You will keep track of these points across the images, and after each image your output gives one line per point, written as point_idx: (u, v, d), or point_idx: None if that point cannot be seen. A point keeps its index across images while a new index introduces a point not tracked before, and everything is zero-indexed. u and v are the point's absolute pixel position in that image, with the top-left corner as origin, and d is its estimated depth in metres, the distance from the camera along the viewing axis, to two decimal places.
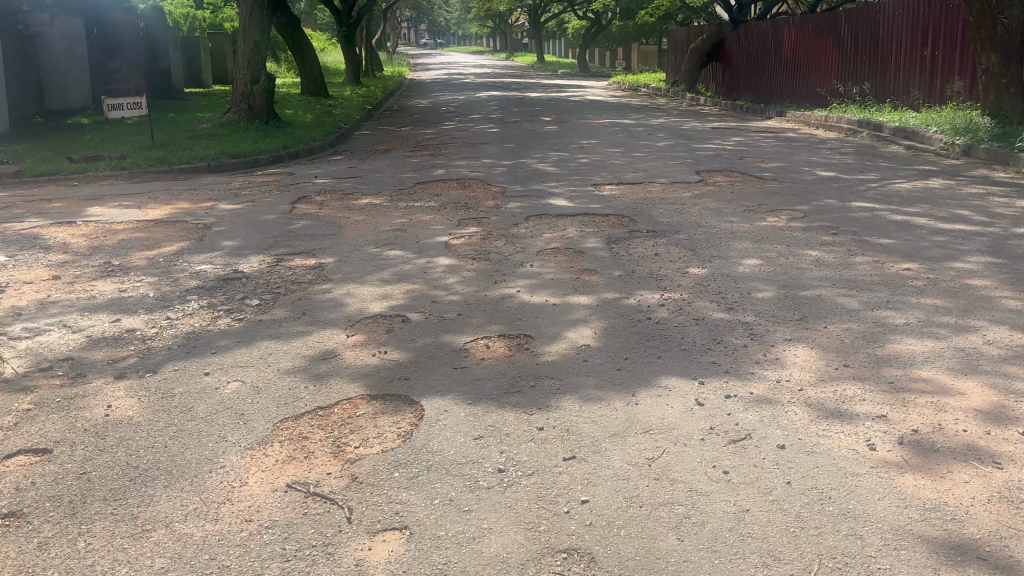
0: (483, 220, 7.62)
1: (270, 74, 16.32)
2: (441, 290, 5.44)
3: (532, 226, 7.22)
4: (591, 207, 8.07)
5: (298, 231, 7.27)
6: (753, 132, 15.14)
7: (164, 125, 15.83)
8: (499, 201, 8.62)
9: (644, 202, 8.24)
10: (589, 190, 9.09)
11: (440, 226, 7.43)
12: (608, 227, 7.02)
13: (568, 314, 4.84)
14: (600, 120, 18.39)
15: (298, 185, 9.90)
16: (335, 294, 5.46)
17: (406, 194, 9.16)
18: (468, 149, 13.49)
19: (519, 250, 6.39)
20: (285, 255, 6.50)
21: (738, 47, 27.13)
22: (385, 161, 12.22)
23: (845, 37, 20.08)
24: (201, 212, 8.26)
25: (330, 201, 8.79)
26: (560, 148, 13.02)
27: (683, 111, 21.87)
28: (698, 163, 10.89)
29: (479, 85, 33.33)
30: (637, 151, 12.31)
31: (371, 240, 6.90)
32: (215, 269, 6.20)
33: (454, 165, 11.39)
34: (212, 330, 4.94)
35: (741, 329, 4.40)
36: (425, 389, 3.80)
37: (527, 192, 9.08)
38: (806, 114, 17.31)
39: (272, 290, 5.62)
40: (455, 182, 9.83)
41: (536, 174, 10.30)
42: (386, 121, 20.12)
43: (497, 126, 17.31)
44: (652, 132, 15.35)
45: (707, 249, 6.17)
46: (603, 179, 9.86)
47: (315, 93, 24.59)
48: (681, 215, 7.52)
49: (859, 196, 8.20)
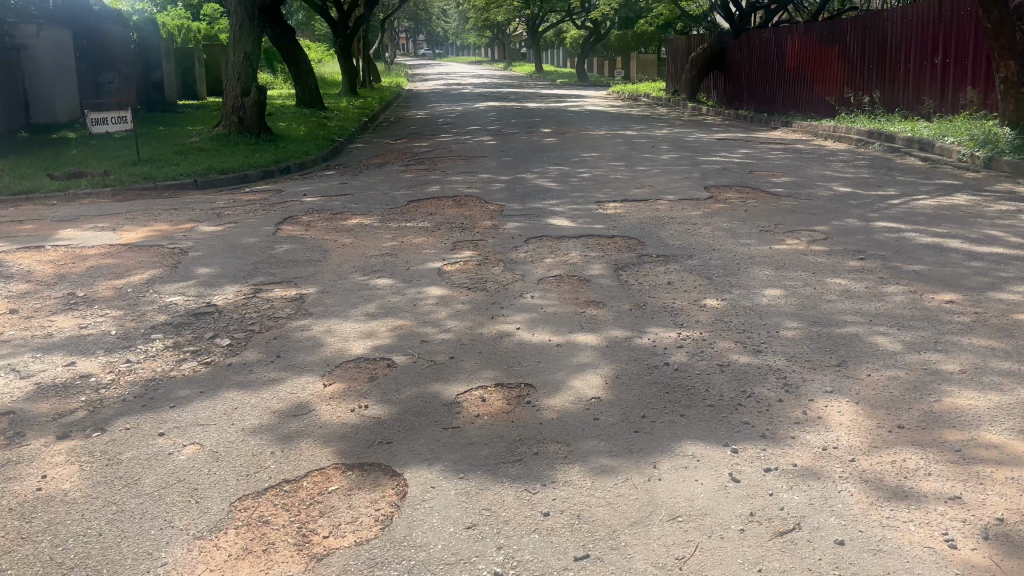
0: (480, 242, 7.09)
1: (261, 87, 15.85)
2: (433, 326, 4.89)
3: (532, 250, 6.69)
4: (595, 227, 7.54)
5: (281, 257, 6.74)
6: (759, 144, 14.63)
7: (151, 139, 15.31)
8: (496, 221, 8.11)
9: (652, 222, 7.72)
10: (592, 208, 8.57)
11: (433, 249, 6.90)
12: (615, 251, 6.49)
13: (573, 355, 4.30)
14: (601, 131, 17.89)
15: (286, 203, 9.37)
16: (314, 332, 4.91)
17: (399, 213, 8.63)
18: (465, 163, 12.99)
19: (518, 278, 5.85)
20: (264, 284, 5.95)
21: (739, 56, 26.67)
22: (378, 177, 11.71)
23: (852, 45, 19.61)
24: (178, 234, 7.72)
25: (317, 222, 8.26)
26: (560, 162, 12.52)
27: (686, 121, 21.40)
28: (705, 178, 10.38)
29: (478, 95, 32.88)
30: (640, 165, 11.80)
31: (357, 267, 6.36)
32: (186, 302, 5.64)
33: (449, 180, 10.87)
34: (174, 377, 4.38)
35: (773, 378, 3.86)
36: (410, 457, 3.26)
37: (527, 210, 8.55)
38: (814, 126, 16.81)
39: (245, 327, 5.07)
40: (451, 200, 9.31)
41: (536, 191, 9.79)
42: (382, 133, 19.64)
43: (496, 138, 16.81)
44: (656, 144, 14.84)
45: (724, 277, 5.63)
46: (606, 195, 9.35)
47: (309, 105, 24.10)
48: (692, 236, 6.99)
49: (881, 214, 7.68)
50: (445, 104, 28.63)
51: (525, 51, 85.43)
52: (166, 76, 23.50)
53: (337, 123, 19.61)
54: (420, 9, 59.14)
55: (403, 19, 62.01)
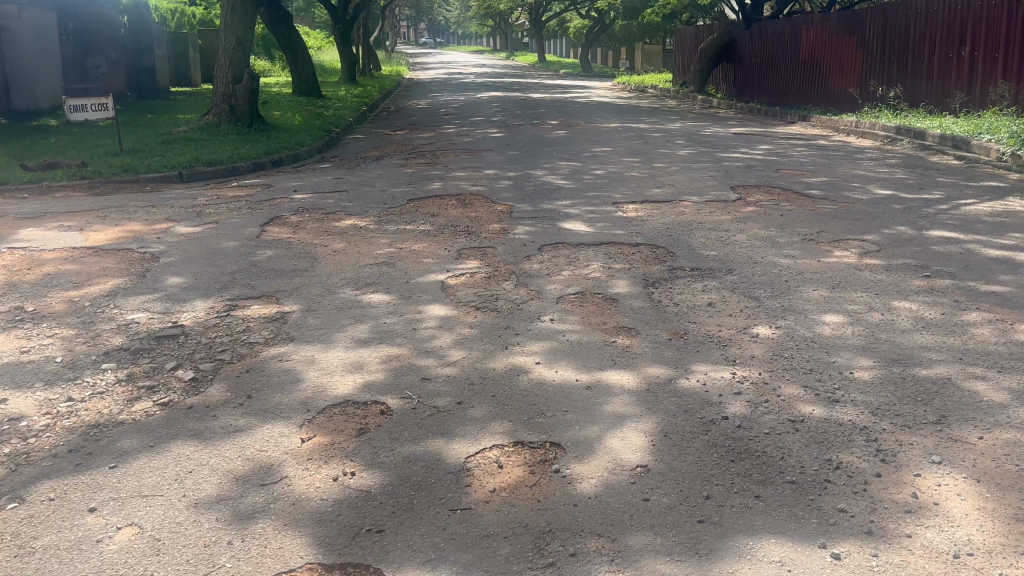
0: (488, 250, 6.31)
1: (253, 74, 15.02)
2: (435, 356, 4.11)
3: (549, 261, 5.91)
4: (616, 233, 6.76)
5: (262, 264, 5.96)
6: (779, 140, 13.86)
7: (137, 128, 14.51)
8: (505, 224, 7.34)
9: (679, 227, 6.97)
10: (610, 210, 7.80)
11: (434, 258, 6.12)
12: (642, 263, 5.72)
13: (607, 400, 3.52)
14: (611, 124, 17.11)
15: (275, 200, 8.61)
16: (292, 364, 4.12)
17: (397, 214, 7.88)
18: (469, 156, 12.21)
19: (534, 296, 5.06)
20: (240, 300, 5.18)
21: (750, 47, 25.84)
22: (376, 171, 10.95)
23: (871, 37, 18.80)
24: (151, 236, 6.96)
25: (306, 223, 7.49)
26: (570, 157, 11.75)
27: (697, 114, 20.61)
28: (729, 177, 9.61)
29: (479, 85, 31.99)
30: (656, 161, 11.02)
31: (349, 279, 5.58)
32: (148, 322, 4.86)
33: (453, 176, 10.10)
34: (122, 422, 3.60)
35: (861, 440, 3.11)
36: (406, 557, 2.50)
37: (538, 212, 7.78)
38: (834, 121, 16.04)
39: (213, 356, 4.28)
40: (454, 199, 8.54)
41: (547, 189, 9.01)
42: (381, 123, 18.85)
43: (501, 130, 16.05)
44: (670, 138, 14.08)
45: (773, 298, 4.86)
46: (624, 195, 8.58)
47: (306, 93, 23.28)
48: (727, 245, 6.23)
49: (933, 221, 6.90)
50: (447, 93, 27.80)
51: (528, 42, 84.49)
52: (159, 61, 22.65)
53: (334, 113, 18.85)
54: None
55: (404, 7, 61.07)
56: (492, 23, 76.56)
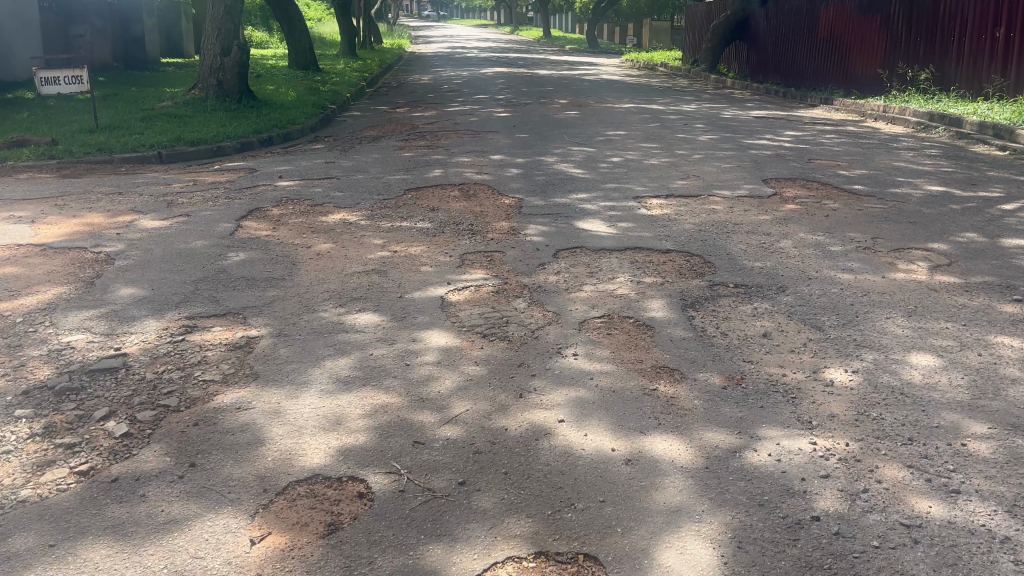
0: (495, 256, 5.47)
1: (243, 46, 14.07)
2: (432, 407, 3.27)
3: (568, 271, 5.08)
4: (643, 235, 5.94)
5: (234, 270, 5.12)
6: (805, 125, 13.00)
7: (118, 102, 13.59)
8: (515, 222, 6.51)
9: (713, 230, 6.14)
10: (632, 206, 6.96)
11: (434, 264, 5.30)
12: (677, 278, 4.88)
13: (655, 483, 2.68)
14: (622, 104, 16.22)
15: (258, 188, 7.76)
16: (251, 416, 3.29)
17: (393, 207, 7.04)
18: (473, 139, 11.35)
19: (553, 320, 4.23)
20: (201, 320, 4.34)
21: (765, 25, 24.79)
22: (373, 155, 10.11)
23: (896, 15, 17.81)
24: (111, 232, 6.12)
25: (290, 218, 6.65)
26: (582, 142, 10.88)
27: (711, 94, 19.68)
28: (759, 168, 8.76)
29: (482, 60, 30.93)
30: (677, 148, 10.17)
31: (332, 293, 4.74)
32: (86, 347, 4.02)
33: (456, 163, 9.25)
34: (23, 501, 2.76)
35: (1008, 563, 2.29)
36: None
37: (551, 208, 6.94)
38: (860, 105, 15.13)
39: (155, 399, 3.45)
40: (457, 190, 7.70)
41: (559, 180, 8.17)
42: (380, 99, 17.94)
43: (507, 110, 15.17)
44: (688, 121, 13.22)
45: (841, 329, 4.03)
46: (646, 187, 7.73)
47: (302, 67, 22.30)
48: (772, 254, 5.40)
49: (1004, 227, 6.07)
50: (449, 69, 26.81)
51: (532, 16, 82.98)
52: (149, 31, 21.67)
53: (330, 88, 17.93)
54: None
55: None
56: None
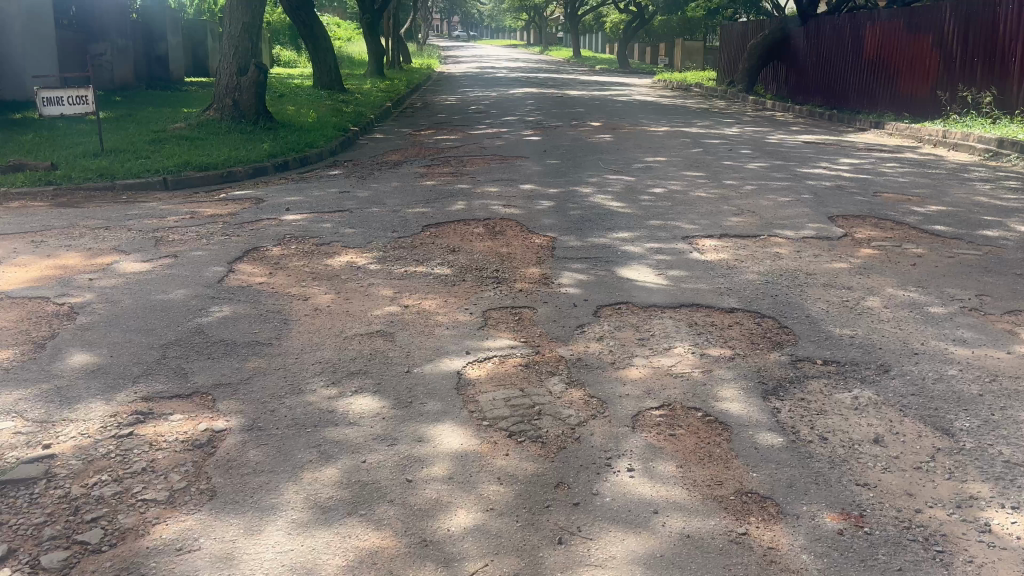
0: (525, 313, 4.60)
1: (260, 64, 13.41)
2: (441, 561, 2.37)
3: (613, 337, 4.19)
4: (701, 287, 5.05)
5: (212, 333, 4.29)
6: (858, 153, 12.05)
7: (128, 123, 12.95)
8: (547, 267, 5.65)
9: (782, 281, 5.23)
10: (682, 249, 6.06)
11: (453, 324, 4.44)
12: (749, 350, 3.98)
13: None
14: (659, 127, 15.36)
15: (261, 223, 6.97)
16: (193, 565, 2.41)
17: (409, 247, 6.21)
18: (502, 165, 10.55)
19: (598, 410, 3.34)
20: (158, 404, 3.48)
21: (805, 45, 23.86)
22: (392, 182, 9.31)
23: (951, 34, 16.84)
24: (84, 277, 5.33)
25: (290, 260, 5.83)
26: (620, 170, 10.02)
27: (752, 116, 18.77)
28: (820, 203, 7.83)
29: (512, 80, 30.20)
30: (724, 179, 9.27)
31: (325, 365, 3.88)
32: (6, 442, 3.16)
33: (482, 194, 8.43)
34: None
35: None
36: None
37: (589, 249, 6.06)
38: (917, 130, 14.15)
39: (72, 532, 2.58)
40: (481, 228, 6.86)
41: (597, 215, 7.29)
42: (405, 121, 17.24)
43: (537, 132, 14.39)
44: (733, 147, 12.34)
45: (974, 436, 3.12)
46: (695, 225, 6.83)
47: (326, 86, 21.69)
48: (859, 317, 4.48)
49: None
50: (478, 88, 26.09)
51: (562, 35, 82.72)
52: (173, 49, 21.20)
53: (353, 109, 17.26)
54: None
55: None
56: (527, 16, 75.09)
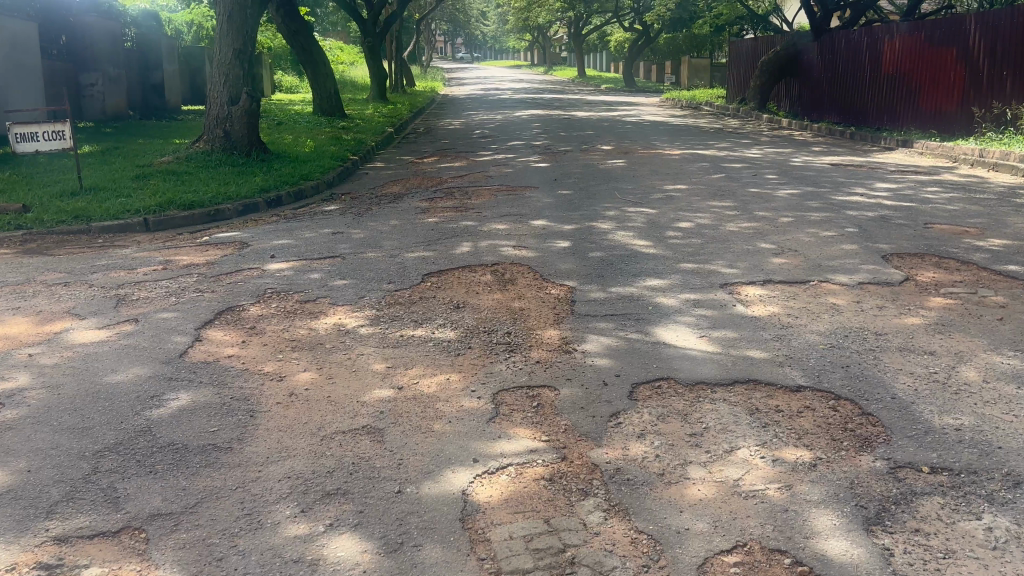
0: (545, 396, 3.77)
1: (252, 93, 12.71)
2: None
3: (657, 433, 3.36)
4: (754, 356, 4.22)
5: (161, 435, 3.48)
6: (892, 176, 11.25)
7: (113, 157, 12.25)
8: (567, 327, 4.83)
9: (848, 343, 4.40)
10: (722, 301, 5.24)
11: (458, 412, 3.61)
12: (832, 454, 3.14)
13: None
14: (673, 150, 14.59)
15: (240, 274, 6.18)
16: None
17: (406, 302, 5.40)
18: (511, 197, 9.77)
19: (650, 558, 2.51)
20: (72, 550, 2.67)
21: (818, 61, 23.14)
22: (391, 220, 8.53)
23: (976, 47, 16.09)
24: (24, 351, 4.55)
25: (268, 323, 5.03)
26: (638, 201, 9.23)
27: (769, 136, 18.02)
28: (868, 238, 7.02)
29: (518, 102, 29.54)
30: (756, 210, 8.47)
31: (294, 482, 3.06)
32: None
33: (490, 232, 7.64)
34: None
35: None
36: None
37: (615, 303, 5.24)
38: (950, 149, 13.35)
39: None
40: (489, 276, 6.06)
41: (620, 258, 6.48)
42: (408, 147, 16.53)
43: (547, 158, 13.64)
44: (757, 171, 11.56)
45: None
46: (734, 269, 6.02)
47: (326, 112, 21.02)
48: (958, 397, 3.64)
49: None
50: (482, 111, 25.40)
51: (566, 54, 82.41)
52: (169, 78, 20.57)
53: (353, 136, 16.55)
54: (458, 11, 56.69)
55: (440, 17, 59.16)
56: (531, 36, 74.95)
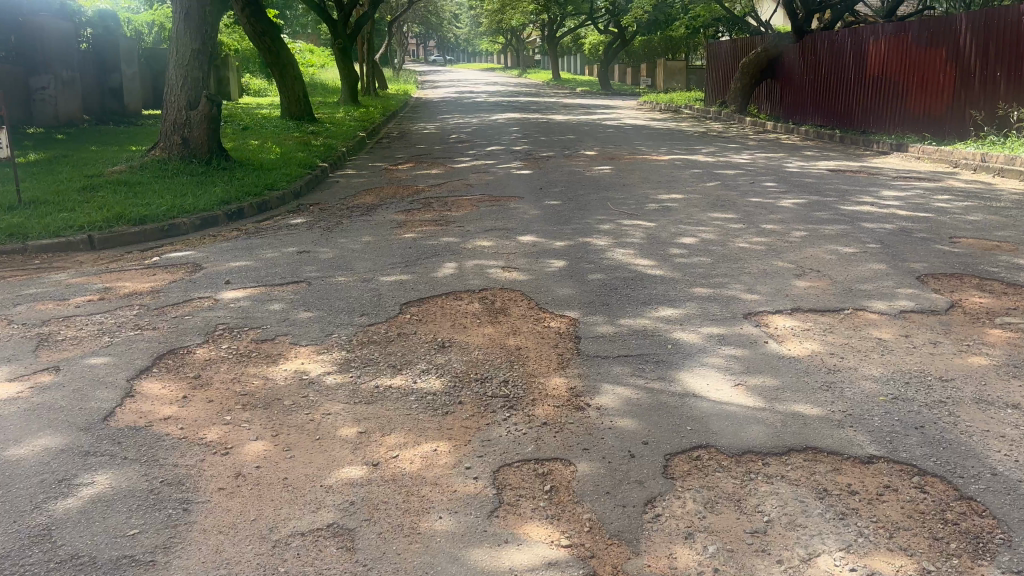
0: (559, 473, 3.02)
1: (213, 96, 11.84)
2: None
3: (709, 532, 2.62)
4: (807, 414, 3.50)
5: (63, 544, 2.66)
6: (896, 182, 10.66)
7: (60, 166, 11.31)
8: (574, 371, 4.07)
9: (914, 392, 3.69)
10: (750, 336, 4.51)
11: (452, 502, 2.84)
12: (944, 565, 2.41)
13: None
14: (661, 155, 13.92)
15: (187, 306, 5.34)
16: None
17: (381, 341, 4.61)
18: (494, 208, 9.02)
19: None
20: None
21: (799, 63, 22.64)
22: (364, 236, 7.73)
23: (967, 47, 15.59)
24: None
25: (217, 370, 4.22)
26: (633, 212, 8.50)
27: (756, 140, 17.43)
28: (894, 256, 6.36)
29: (494, 106, 28.78)
30: (763, 223, 7.79)
31: None
32: None
33: (474, 250, 6.87)
34: None
35: None
36: None
37: (627, 339, 4.50)
38: (950, 154, 12.81)
39: None
40: (477, 305, 5.29)
41: (624, 281, 5.75)
42: (381, 153, 15.72)
43: (528, 164, 12.91)
44: (752, 179, 10.91)
45: None
46: (756, 294, 5.30)
47: (295, 116, 20.11)
48: None
49: None
50: (458, 115, 24.60)
51: (539, 57, 81.88)
52: (129, 81, 19.57)
53: (323, 141, 15.69)
54: (429, 13, 55.92)
55: (412, 20, 58.31)
56: (504, 39, 74.40)
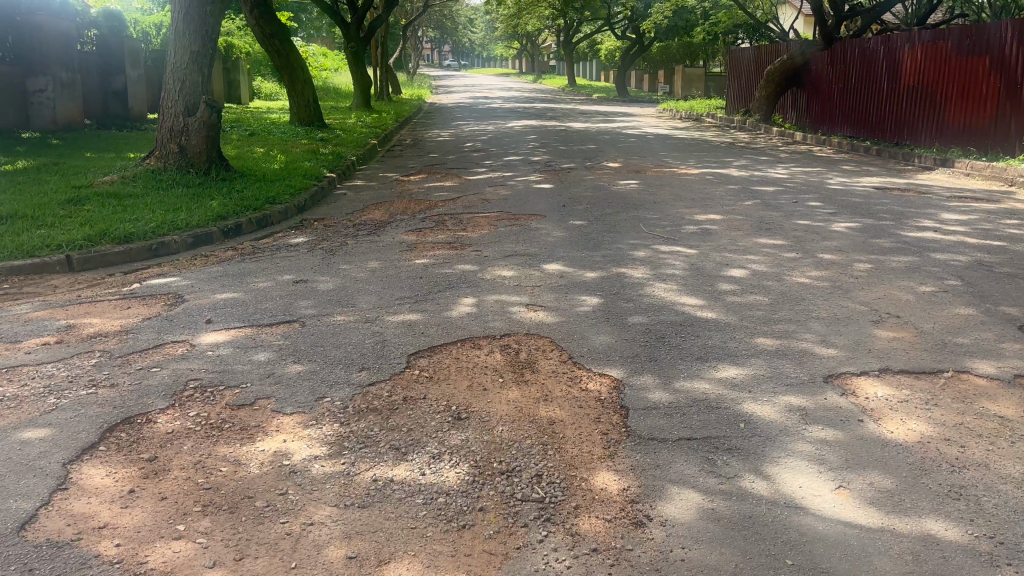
0: None
1: (212, 100, 11.06)
2: None
3: None
4: (944, 542, 2.64)
5: None
6: (952, 202, 9.77)
7: (46, 175, 10.54)
8: (625, 461, 3.21)
9: None
10: (839, 411, 3.64)
11: None
12: None
13: None
14: (689, 168, 13.06)
15: (157, 353, 4.51)
16: None
17: (383, 408, 3.76)
18: (514, 228, 8.19)
19: None
20: None
21: (828, 70, 21.70)
22: (370, 261, 6.90)
23: (1012, 56, 14.66)
24: None
25: (179, 448, 3.39)
26: (670, 236, 7.64)
27: (787, 152, 16.53)
28: (983, 296, 5.48)
29: (510, 112, 27.97)
30: (819, 251, 6.92)
31: None
32: None
33: (494, 282, 6.02)
34: None
35: None
36: None
37: (687, 413, 3.63)
38: (1004, 170, 11.88)
39: None
40: (498, 357, 4.44)
41: (673, 326, 4.89)
42: (392, 162, 14.93)
43: (549, 176, 12.07)
44: (794, 197, 10.04)
45: None
46: (835, 349, 4.43)
47: (305, 121, 19.34)
48: None
49: None
50: (472, 122, 23.78)
51: (555, 62, 81.10)
52: (133, 84, 18.87)
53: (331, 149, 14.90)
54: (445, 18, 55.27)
55: (427, 25, 57.71)
56: (520, 44, 73.71)
